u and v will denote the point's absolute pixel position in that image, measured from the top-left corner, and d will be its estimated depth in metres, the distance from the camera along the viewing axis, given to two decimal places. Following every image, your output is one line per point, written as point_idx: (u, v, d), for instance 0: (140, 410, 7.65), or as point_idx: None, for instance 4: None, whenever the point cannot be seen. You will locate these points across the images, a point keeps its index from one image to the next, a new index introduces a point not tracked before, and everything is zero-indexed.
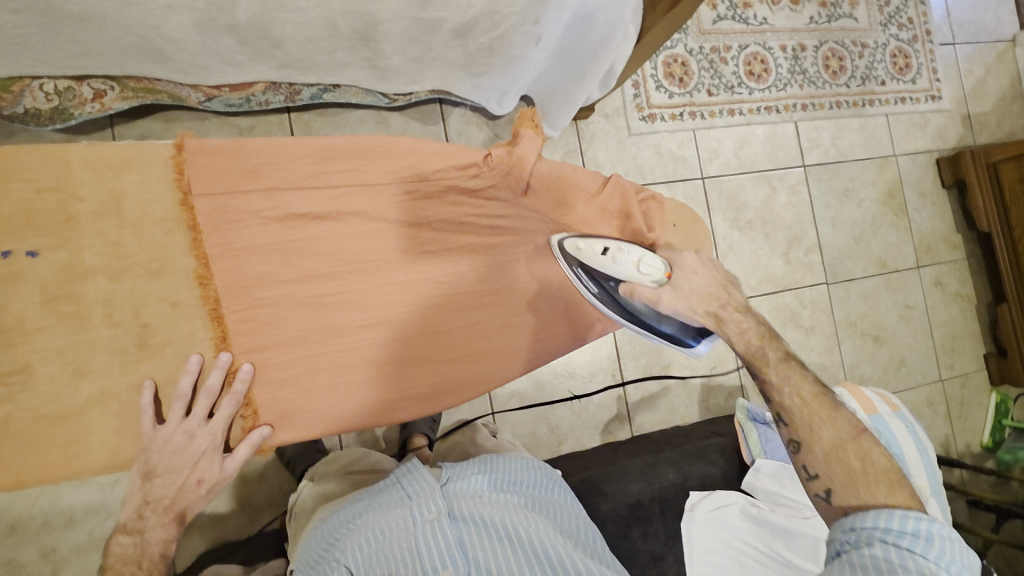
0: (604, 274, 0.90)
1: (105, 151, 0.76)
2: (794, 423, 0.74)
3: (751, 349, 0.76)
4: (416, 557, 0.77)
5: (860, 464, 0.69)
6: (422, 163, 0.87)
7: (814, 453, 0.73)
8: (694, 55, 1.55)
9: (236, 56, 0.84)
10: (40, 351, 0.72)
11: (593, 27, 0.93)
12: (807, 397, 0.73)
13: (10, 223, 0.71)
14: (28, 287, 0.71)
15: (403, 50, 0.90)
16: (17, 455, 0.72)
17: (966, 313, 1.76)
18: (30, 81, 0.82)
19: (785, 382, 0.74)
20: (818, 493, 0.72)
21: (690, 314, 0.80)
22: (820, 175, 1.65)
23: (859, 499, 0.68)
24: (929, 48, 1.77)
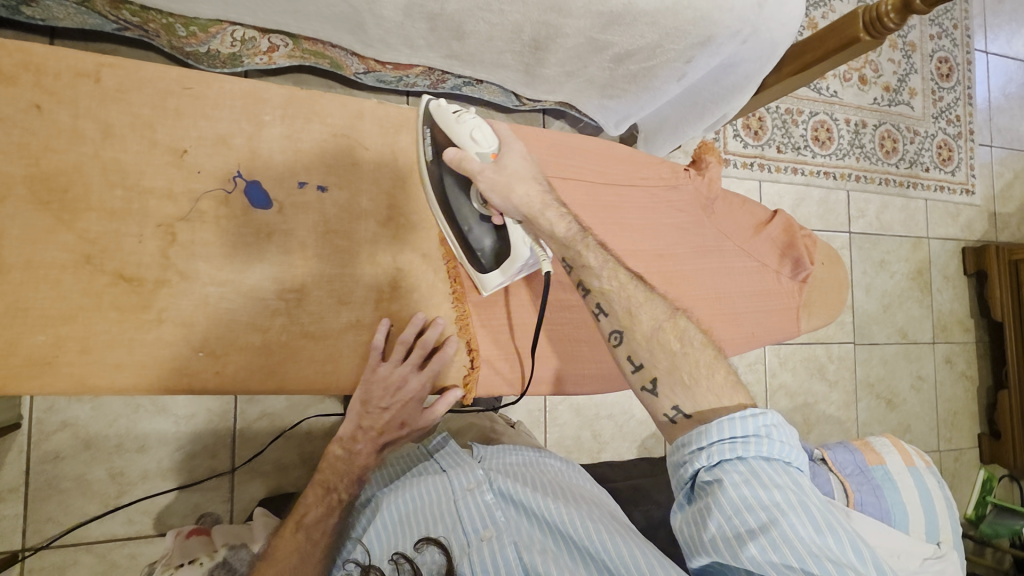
0: (445, 135, 0.77)
1: (390, 109, 0.80)
2: (615, 312, 0.70)
3: (571, 240, 0.71)
4: (459, 519, 0.78)
5: (680, 347, 0.66)
6: (633, 169, 0.93)
7: (635, 347, 0.68)
8: (771, 113, 1.66)
9: (419, 40, 0.91)
10: (314, 275, 0.74)
11: (731, 74, 1.03)
12: (624, 279, 0.71)
13: (304, 156, 0.73)
14: (313, 218, 0.73)
15: (562, 63, 0.98)
16: (284, 365, 0.72)
17: (968, 393, 1.90)
18: (227, 26, 0.87)
19: (603, 267, 0.71)
20: (643, 387, 0.67)
21: (507, 193, 0.71)
22: (862, 243, 1.78)
23: (684, 390, 0.64)
24: (970, 146, 1.93)
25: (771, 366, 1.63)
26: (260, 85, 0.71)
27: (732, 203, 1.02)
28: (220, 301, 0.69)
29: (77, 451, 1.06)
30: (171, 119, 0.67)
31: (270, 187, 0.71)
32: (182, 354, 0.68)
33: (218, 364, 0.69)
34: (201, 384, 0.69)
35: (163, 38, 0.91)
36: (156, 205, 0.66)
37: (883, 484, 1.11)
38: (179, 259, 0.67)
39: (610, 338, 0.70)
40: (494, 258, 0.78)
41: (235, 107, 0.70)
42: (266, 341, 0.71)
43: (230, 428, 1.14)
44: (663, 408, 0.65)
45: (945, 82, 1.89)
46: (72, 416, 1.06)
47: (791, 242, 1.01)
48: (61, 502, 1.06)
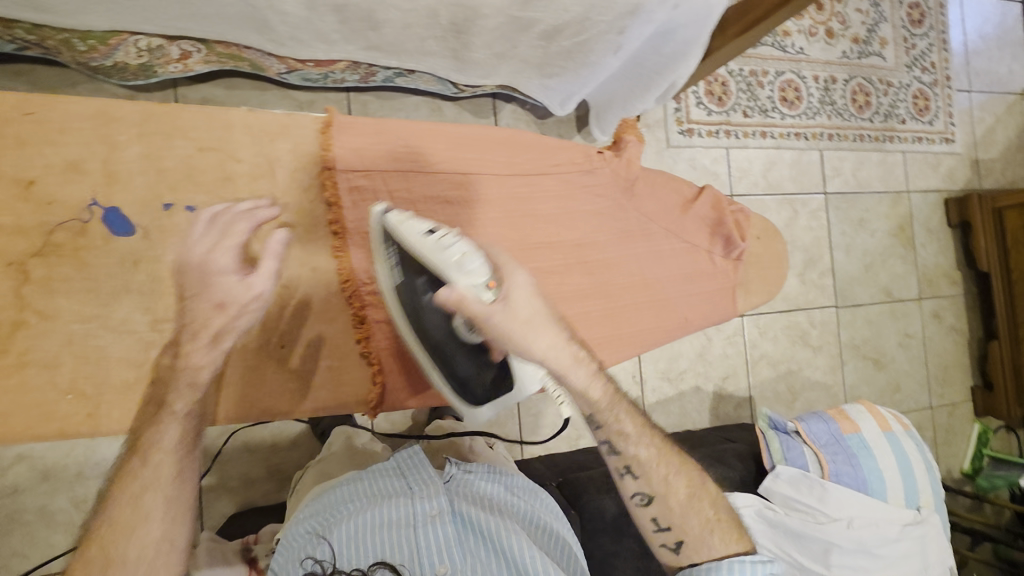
0: (416, 256, 0.72)
1: (265, 117, 0.75)
2: (644, 476, 0.78)
3: (603, 405, 0.75)
4: (416, 549, 0.76)
5: (688, 485, 0.79)
6: (546, 156, 0.89)
7: (664, 511, 0.78)
8: (734, 76, 1.60)
9: (333, 35, 0.86)
10: None
11: (670, 42, 0.99)
12: (626, 422, 0.77)
13: (172, 177, 0.71)
14: (186, 239, 0.71)
15: (489, 45, 0.94)
16: None
17: (958, 347, 1.86)
18: (127, 36, 0.84)
19: (639, 435, 0.78)
20: (655, 520, 0.79)
21: (525, 344, 0.66)
22: (839, 204, 1.72)
23: (695, 553, 0.77)
24: (947, 93, 1.86)
25: (751, 337, 1.60)
26: (112, 103, 0.68)
27: (654, 182, 0.96)
28: (86, 336, 0.68)
29: (37, 483, 1.05)
30: (14, 150, 0.65)
31: (131, 213, 0.69)
32: (50, 396, 0.67)
33: (99, 403, 0.69)
34: (73, 427, 0.68)
35: (66, 55, 0.87)
36: (6, 242, 0.65)
37: (859, 453, 1.09)
38: (36, 298, 0.66)
39: (635, 499, 0.80)
40: (493, 387, 0.77)
41: (84, 129, 0.67)
42: (139, 375, 0.71)
43: None
44: (648, 521, 0.79)
45: (917, 28, 1.82)
46: (27, 448, 1.05)
47: (719, 219, 0.98)
48: (26, 534, 1.05)
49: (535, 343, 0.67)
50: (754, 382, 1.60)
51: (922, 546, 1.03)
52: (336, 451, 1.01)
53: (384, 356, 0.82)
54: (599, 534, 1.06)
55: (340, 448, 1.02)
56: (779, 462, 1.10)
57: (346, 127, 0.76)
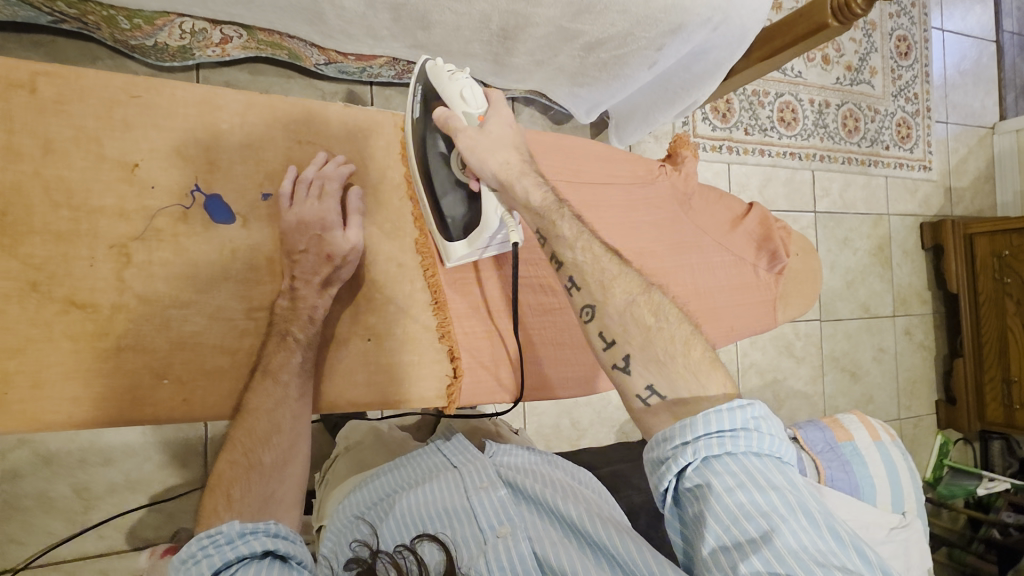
0: (439, 96, 0.81)
1: (356, 114, 0.82)
2: (587, 285, 0.69)
3: (546, 210, 0.72)
4: (472, 517, 0.76)
5: (654, 321, 0.64)
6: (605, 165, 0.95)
7: (607, 325, 0.67)
8: (738, 95, 1.66)
9: (383, 31, 0.87)
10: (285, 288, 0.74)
11: (701, 62, 1.03)
12: (595, 252, 0.69)
13: (269, 166, 0.74)
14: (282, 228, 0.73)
15: (532, 52, 0.96)
16: None
17: (926, 362, 1.98)
18: (175, 18, 0.82)
19: (578, 238, 0.70)
20: (616, 364, 0.65)
21: (484, 158, 0.73)
22: (826, 222, 1.81)
23: (657, 367, 0.62)
24: (927, 123, 1.98)
25: (742, 347, 1.67)
26: (216, 91, 0.71)
27: (708, 198, 1.02)
28: (183, 323, 0.68)
29: (37, 468, 1.02)
30: (118, 131, 0.66)
31: (231, 201, 0.71)
32: (145, 381, 0.66)
33: (186, 390, 0.68)
34: (166, 414, 0.67)
35: (104, 31, 0.85)
36: (107, 225, 0.65)
37: (851, 459, 1.14)
38: (136, 281, 0.65)
39: (581, 314, 0.69)
40: (466, 230, 0.80)
41: (188, 116, 0.69)
42: (233, 362, 0.70)
43: (201, 436, 1.11)
44: (596, 337, 0.67)
45: (903, 60, 1.93)
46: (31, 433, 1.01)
47: (767, 235, 1.00)
48: (23, 522, 1.01)
49: (492, 157, 0.73)
50: (743, 390, 1.67)
51: (906, 549, 1.09)
52: (366, 440, 1.03)
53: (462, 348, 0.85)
54: None
55: (368, 436, 1.04)
56: None
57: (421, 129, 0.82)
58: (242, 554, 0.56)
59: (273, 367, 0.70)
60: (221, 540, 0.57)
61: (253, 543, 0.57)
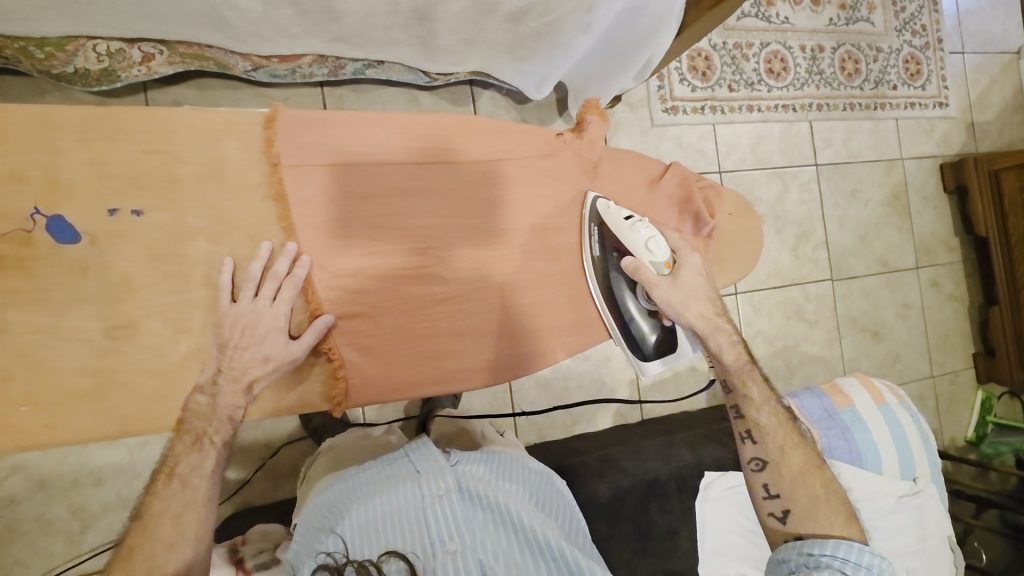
0: (614, 241, 0.79)
1: (210, 114, 0.67)
2: (762, 441, 0.85)
3: (739, 371, 0.85)
4: (426, 530, 0.79)
5: (821, 491, 0.83)
6: (458, 132, 0.77)
7: (775, 478, 0.84)
8: (717, 50, 1.57)
9: (293, 28, 0.85)
10: (144, 307, 0.65)
11: (642, 17, 0.97)
12: (766, 405, 0.85)
13: (114, 181, 0.63)
14: (133, 246, 0.64)
15: (456, 30, 0.92)
16: (126, 407, 0.65)
17: (959, 314, 1.84)
18: (85, 41, 0.82)
19: (762, 401, 0.85)
20: (775, 514, 0.84)
21: (684, 311, 0.78)
22: (831, 174, 1.70)
23: (814, 524, 0.82)
24: (940, 56, 1.82)
25: (745, 315, 1.59)
26: (50, 109, 0.62)
27: (619, 160, 0.85)
28: (38, 348, 0.62)
29: (33, 492, 1.06)
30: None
31: (77, 220, 0.62)
32: (3, 411, 0.61)
33: (49, 416, 0.63)
34: (32, 440, 0.63)
35: (26, 64, 0.85)
36: None
37: (852, 426, 1.07)
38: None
39: (749, 464, 0.86)
40: (658, 352, 0.81)
41: (23, 137, 0.61)
42: (98, 385, 0.64)
43: None
44: (759, 486, 0.85)
45: None
46: (22, 459, 1.05)
47: (688, 194, 0.85)
48: (26, 544, 1.06)
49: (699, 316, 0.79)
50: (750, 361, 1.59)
51: (919, 517, 1.03)
52: (345, 444, 1.02)
53: (348, 353, 0.72)
54: (594, 518, 1.07)
55: (350, 440, 1.03)
56: None
57: (295, 122, 0.69)
58: None
59: (182, 471, 0.67)
60: None
61: None
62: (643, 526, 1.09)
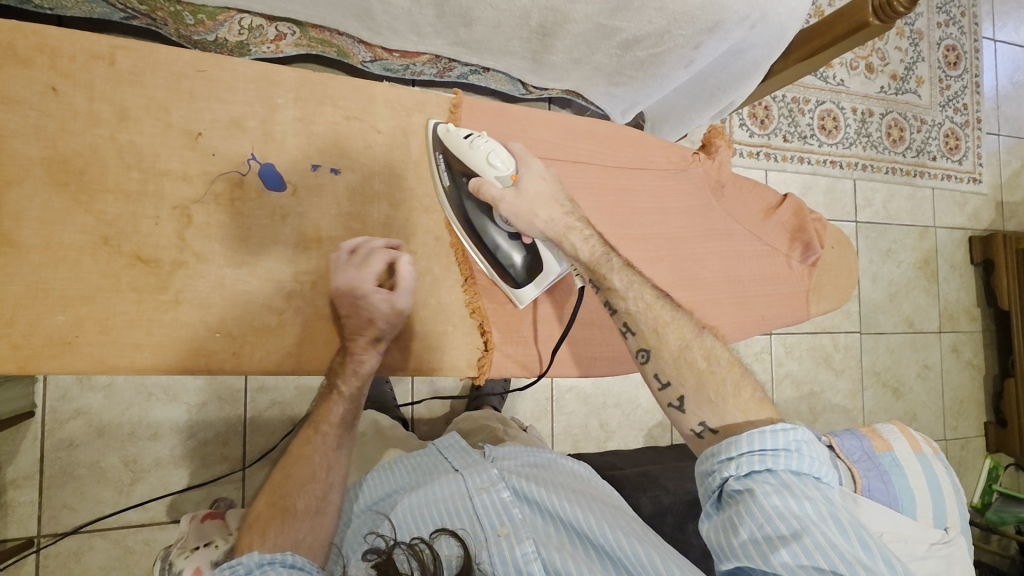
0: (460, 165, 0.77)
1: (402, 93, 0.79)
2: (641, 331, 0.73)
3: (598, 263, 0.76)
4: (474, 516, 0.75)
5: (706, 364, 0.70)
6: (619, 145, 0.87)
7: (661, 366, 0.71)
8: (777, 102, 1.65)
9: (427, 27, 0.90)
10: (326, 257, 0.74)
11: (740, 61, 1.03)
12: (646, 298, 0.74)
13: (320, 140, 0.73)
14: (326, 201, 0.74)
15: (570, 49, 0.98)
16: (300, 345, 0.74)
17: (974, 382, 1.90)
18: (235, 14, 0.87)
19: (629, 287, 0.74)
20: (671, 403, 0.70)
21: (531, 219, 0.76)
22: (869, 232, 1.77)
23: (711, 407, 0.67)
24: (978, 134, 1.91)
25: (778, 356, 1.63)
26: (273, 68, 0.71)
27: (741, 187, 0.97)
28: (236, 283, 0.70)
29: (91, 439, 1.06)
30: (185, 101, 0.68)
31: (282, 170, 0.72)
32: (199, 333, 0.69)
33: (236, 345, 0.71)
34: (218, 364, 0.70)
35: (171, 27, 0.90)
36: (172, 187, 0.68)
37: (891, 470, 1.10)
38: (195, 241, 0.68)
39: (637, 357, 0.74)
40: (528, 273, 0.80)
41: (248, 90, 0.70)
42: (281, 322, 0.73)
43: (241, 416, 1.14)
44: (651, 379, 0.72)
45: (952, 70, 1.88)
46: (85, 404, 1.05)
47: (801, 225, 0.97)
48: (77, 488, 1.05)
49: (541, 213, 0.75)
50: (778, 401, 1.63)
51: (947, 566, 1.05)
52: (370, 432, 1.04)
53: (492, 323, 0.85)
54: None
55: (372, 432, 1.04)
56: None
57: (475, 109, 0.80)
58: None
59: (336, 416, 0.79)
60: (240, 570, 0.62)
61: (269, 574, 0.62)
62: (679, 545, 1.09)
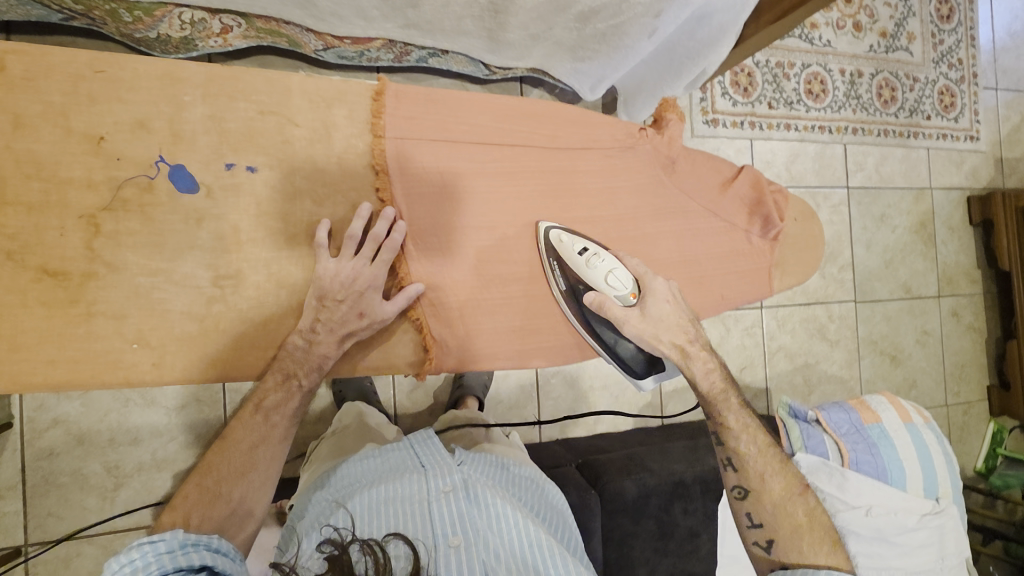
0: (575, 275, 0.79)
1: (321, 83, 0.73)
2: (744, 469, 0.81)
3: (712, 395, 0.79)
4: (429, 521, 0.73)
5: (802, 518, 0.79)
6: (557, 126, 0.82)
7: (757, 505, 0.80)
8: (760, 67, 1.60)
9: (372, 11, 0.87)
10: (250, 260, 0.72)
11: (705, 27, 1.00)
12: (755, 447, 0.81)
13: (232, 137, 0.69)
14: (245, 202, 0.70)
15: (526, 25, 0.94)
16: (224, 352, 0.72)
17: (976, 345, 1.86)
18: (173, 8, 0.84)
19: (742, 431, 0.80)
20: (758, 541, 0.81)
21: (655, 343, 0.75)
22: (861, 198, 1.72)
23: (798, 556, 0.78)
24: (974, 90, 1.84)
25: (769, 329, 1.60)
26: (177, 64, 0.67)
27: (695, 160, 0.90)
28: (151, 290, 0.68)
29: (71, 447, 1.06)
30: (84, 105, 0.65)
31: (196, 171, 0.68)
32: (117, 345, 0.68)
33: (156, 355, 0.69)
34: (139, 377, 0.69)
35: (111, 26, 0.88)
36: (75, 196, 0.65)
37: (879, 442, 1.09)
38: (104, 250, 0.66)
39: (732, 491, 0.82)
40: (648, 367, 0.81)
41: (152, 88, 0.67)
42: (203, 330, 0.71)
43: (222, 417, 1.13)
44: (742, 513, 0.82)
45: (945, 24, 1.80)
46: (63, 413, 1.05)
47: (759, 198, 0.91)
48: (61, 497, 1.06)
49: (663, 337, 0.76)
50: (771, 375, 1.61)
51: (940, 536, 1.04)
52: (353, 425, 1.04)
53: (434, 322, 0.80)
54: (619, 514, 1.08)
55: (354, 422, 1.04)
56: (799, 449, 1.10)
57: (401, 96, 0.74)
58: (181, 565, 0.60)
59: (268, 406, 0.73)
60: (161, 551, 0.61)
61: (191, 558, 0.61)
62: (666, 526, 1.11)
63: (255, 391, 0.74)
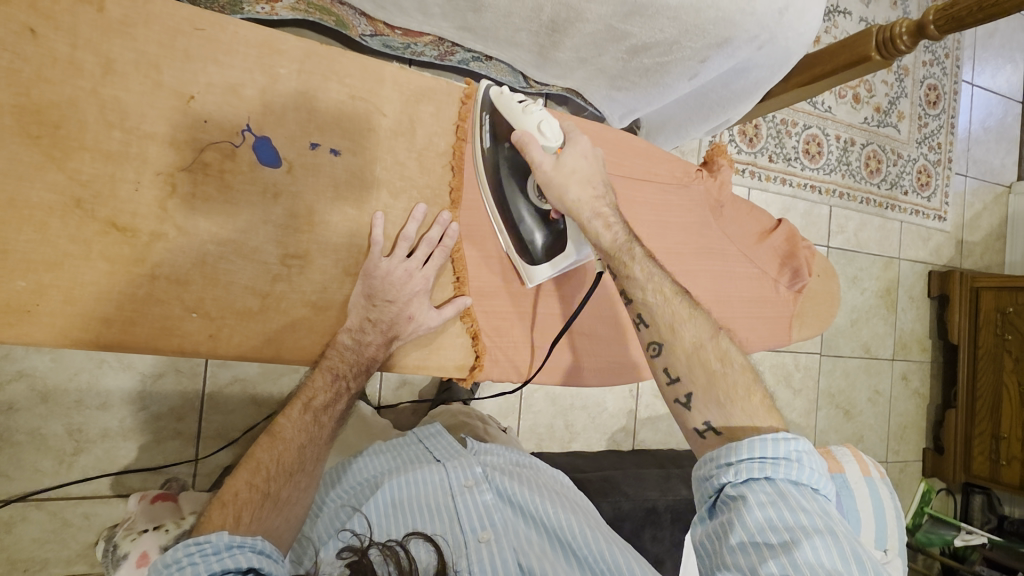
0: (508, 131, 0.78)
1: (410, 78, 0.75)
2: (655, 324, 0.71)
3: (616, 250, 0.75)
4: (456, 516, 0.73)
5: (719, 367, 0.67)
6: (627, 158, 0.90)
7: (672, 361, 0.69)
8: (766, 121, 1.67)
9: (433, 9, 0.87)
10: (320, 243, 0.72)
11: (742, 78, 1.03)
12: (663, 293, 0.72)
13: (321, 117, 0.70)
14: (323, 182, 0.71)
15: (577, 49, 0.96)
16: (283, 332, 0.71)
17: (918, 409, 1.99)
18: None
19: (647, 279, 0.73)
20: (679, 400, 0.68)
21: (560, 193, 0.75)
22: (838, 258, 1.83)
23: (718, 408, 0.65)
24: (947, 173, 1.99)
25: None
26: (275, 34, 0.67)
27: (738, 209, 1.00)
28: (219, 259, 0.67)
29: (34, 404, 0.99)
30: (179, 61, 0.63)
31: (281, 146, 0.68)
32: (175, 313, 0.65)
33: (214, 326, 0.67)
34: (191, 345, 0.66)
35: None
36: (156, 152, 0.63)
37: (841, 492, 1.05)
38: (177, 213, 0.64)
39: (647, 350, 0.72)
40: (546, 253, 0.84)
41: (248, 55, 0.66)
42: (264, 306, 0.69)
43: (199, 391, 1.09)
44: (660, 373, 0.70)
45: (931, 109, 1.94)
46: (30, 366, 0.99)
47: (792, 252, 1.02)
48: (13, 456, 0.99)
49: (568, 191, 0.75)
50: None
51: None
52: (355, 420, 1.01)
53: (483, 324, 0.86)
54: None
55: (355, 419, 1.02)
56: None
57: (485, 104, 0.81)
58: (227, 566, 0.57)
59: (316, 405, 0.74)
60: (207, 549, 0.57)
61: (238, 558, 0.57)
62: None
63: (304, 390, 0.74)
